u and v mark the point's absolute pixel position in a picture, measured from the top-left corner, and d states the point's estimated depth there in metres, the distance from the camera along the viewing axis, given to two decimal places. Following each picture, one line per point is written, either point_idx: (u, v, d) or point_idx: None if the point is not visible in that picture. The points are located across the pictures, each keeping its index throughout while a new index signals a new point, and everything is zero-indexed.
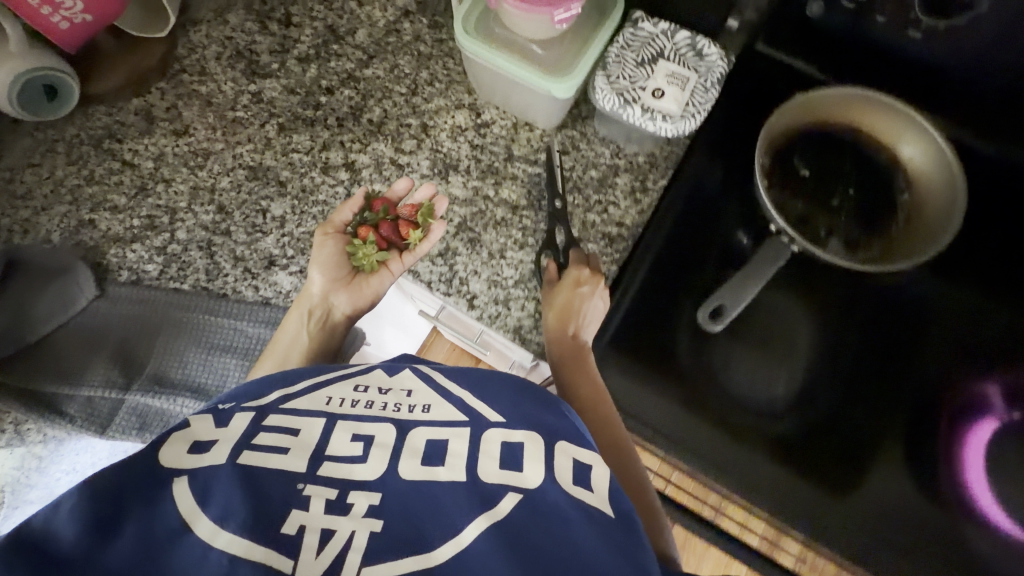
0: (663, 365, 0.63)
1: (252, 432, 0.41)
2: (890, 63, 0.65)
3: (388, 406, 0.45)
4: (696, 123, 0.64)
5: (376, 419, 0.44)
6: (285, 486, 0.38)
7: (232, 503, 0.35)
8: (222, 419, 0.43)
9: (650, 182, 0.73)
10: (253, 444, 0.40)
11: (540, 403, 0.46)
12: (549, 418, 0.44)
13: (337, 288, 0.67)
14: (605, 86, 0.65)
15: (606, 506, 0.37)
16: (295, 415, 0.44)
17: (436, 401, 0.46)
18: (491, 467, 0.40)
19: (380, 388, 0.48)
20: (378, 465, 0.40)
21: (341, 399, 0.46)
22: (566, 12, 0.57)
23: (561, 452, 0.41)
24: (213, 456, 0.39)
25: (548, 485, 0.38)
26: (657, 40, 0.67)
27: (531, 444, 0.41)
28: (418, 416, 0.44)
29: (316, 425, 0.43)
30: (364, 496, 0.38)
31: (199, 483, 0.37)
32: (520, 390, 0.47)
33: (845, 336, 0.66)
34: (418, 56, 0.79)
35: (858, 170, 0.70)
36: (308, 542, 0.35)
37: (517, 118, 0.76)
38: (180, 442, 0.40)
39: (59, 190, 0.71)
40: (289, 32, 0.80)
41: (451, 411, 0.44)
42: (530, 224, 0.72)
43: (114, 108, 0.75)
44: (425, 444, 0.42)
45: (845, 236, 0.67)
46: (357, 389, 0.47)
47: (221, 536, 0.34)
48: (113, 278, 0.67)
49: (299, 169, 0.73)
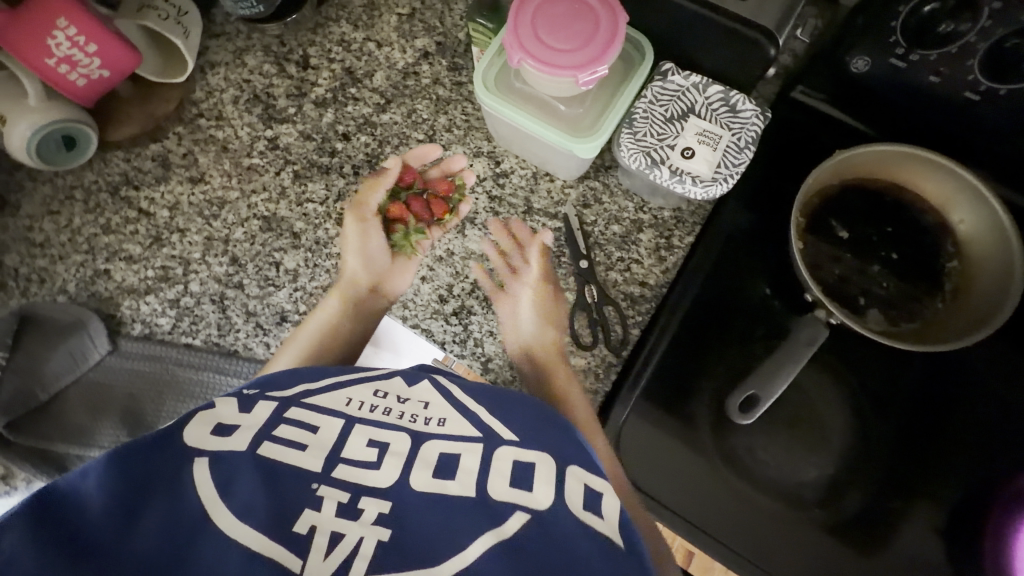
0: (683, 439, 0.61)
1: (272, 424, 0.42)
2: (946, 125, 0.59)
3: (405, 415, 0.45)
4: (729, 186, 0.60)
5: (393, 427, 0.44)
6: (300, 487, 0.39)
7: (251, 499, 0.37)
8: (247, 405, 0.45)
9: (675, 240, 0.70)
10: (274, 436, 0.41)
11: (554, 427, 0.46)
12: (563, 441, 0.44)
13: (369, 268, 0.69)
14: (630, 144, 0.61)
15: (619, 540, 0.36)
16: (316, 411, 0.44)
17: (453, 416, 0.45)
18: (501, 485, 0.39)
19: (399, 397, 0.47)
20: (391, 471, 0.40)
21: (360, 402, 0.46)
22: (591, 75, 0.54)
23: (573, 477, 0.40)
24: (235, 442, 0.40)
25: (558, 508, 0.37)
26: (687, 95, 0.62)
27: (543, 465, 0.41)
28: (432, 429, 0.44)
29: (335, 426, 0.43)
30: (375, 503, 0.38)
31: (221, 468, 0.38)
32: (542, 415, 0.47)
33: (881, 417, 0.62)
34: (437, 100, 0.76)
35: (899, 232, 0.65)
36: (318, 543, 0.36)
37: (537, 168, 0.73)
38: (204, 424, 0.42)
39: (76, 238, 0.72)
40: (306, 74, 0.78)
41: (466, 427, 0.44)
42: (548, 282, 0.69)
43: (131, 154, 0.74)
44: (438, 456, 0.41)
45: (886, 307, 0.63)
46: (377, 395, 0.47)
47: (238, 528, 0.36)
48: (126, 332, 0.69)
49: (313, 220, 0.72)
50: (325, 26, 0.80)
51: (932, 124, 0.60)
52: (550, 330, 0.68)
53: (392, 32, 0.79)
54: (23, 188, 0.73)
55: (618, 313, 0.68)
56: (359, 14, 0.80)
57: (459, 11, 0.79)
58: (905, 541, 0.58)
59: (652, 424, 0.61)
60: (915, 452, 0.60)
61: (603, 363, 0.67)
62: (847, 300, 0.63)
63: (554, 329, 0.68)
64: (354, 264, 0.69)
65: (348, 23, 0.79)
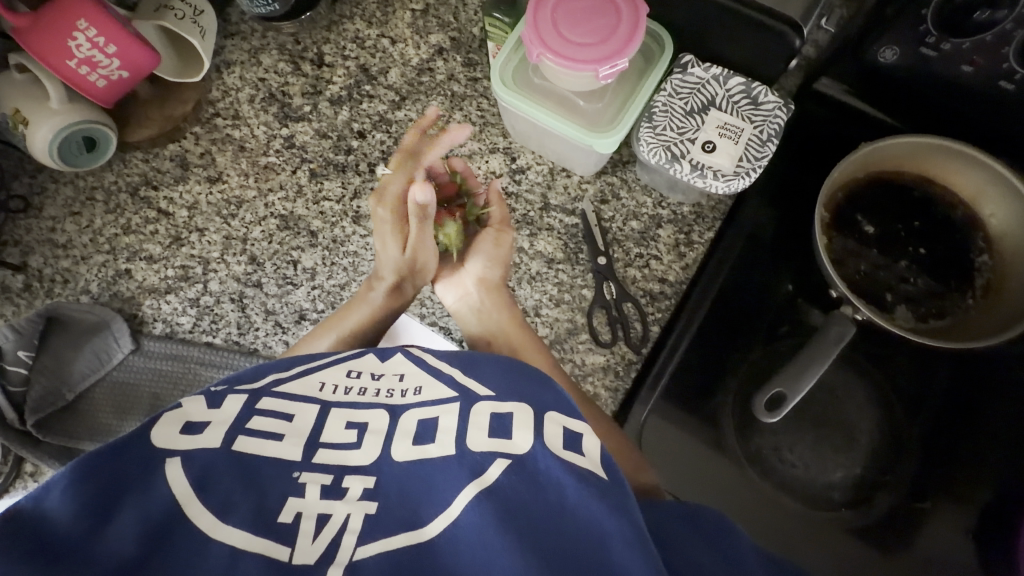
0: (704, 436, 0.60)
1: (245, 417, 0.40)
2: (975, 116, 0.57)
3: (381, 392, 0.44)
4: (751, 180, 0.59)
5: (370, 406, 0.43)
6: (280, 477, 0.38)
7: (231, 493, 0.36)
8: (216, 400, 0.42)
9: (694, 236, 0.69)
10: (248, 429, 0.40)
11: (532, 381, 0.45)
12: (543, 394, 0.43)
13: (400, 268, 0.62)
14: (650, 138, 0.60)
15: (601, 471, 0.39)
16: (289, 398, 0.42)
17: (428, 382, 0.44)
18: (479, 437, 0.39)
19: (372, 374, 0.46)
20: (372, 450, 0.40)
21: (334, 384, 0.44)
22: (611, 68, 0.53)
23: (551, 421, 0.41)
24: (207, 439, 0.39)
25: (539, 451, 0.38)
26: (707, 87, 0.61)
27: (520, 413, 0.41)
28: (409, 399, 0.43)
29: (311, 411, 0.42)
30: (359, 480, 0.38)
31: (195, 467, 0.37)
32: (513, 366, 0.46)
33: (907, 414, 0.61)
34: (452, 97, 0.76)
35: (927, 226, 0.63)
36: (305, 528, 0.35)
37: (554, 164, 0.72)
38: (172, 424, 0.39)
39: (98, 239, 0.73)
40: (321, 72, 0.78)
41: (441, 391, 0.43)
42: (566, 279, 0.69)
43: (150, 154, 0.75)
44: (416, 425, 0.41)
45: (914, 303, 0.62)
46: (351, 375, 0.45)
47: (221, 527, 0.34)
48: (148, 331, 0.70)
49: (330, 219, 0.72)
50: (339, 23, 0.79)
51: (962, 115, 0.58)
52: (568, 328, 0.67)
53: (407, 28, 0.78)
54: (45, 189, 0.74)
55: (637, 310, 0.67)
56: (372, 10, 0.79)
57: (473, 6, 0.78)
58: (931, 539, 0.57)
59: (672, 421, 0.61)
60: (949, 454, 0.60)
61: (623, 360, 0.66)
62: (874, 296, 0.62)
63: (573, 326, 0.68)
64: (387, 268, 0.62)
65: (362, 20, 0.79)
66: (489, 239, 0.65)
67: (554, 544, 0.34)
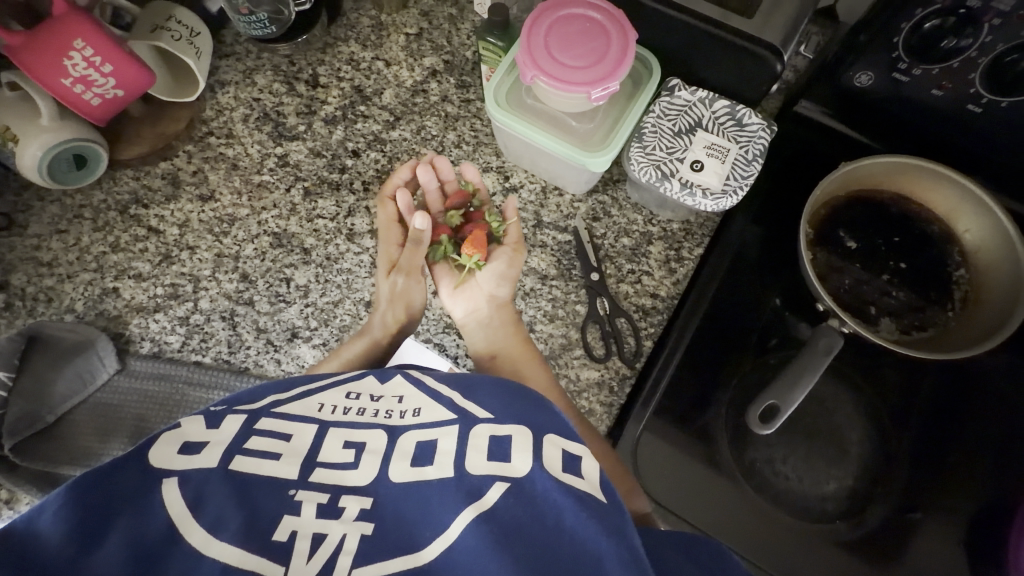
0: (698, 449, 0.61)
1: (243, 437, 0.39)
2: (947, 138, 0.60)
3: (380, 413, 0.43)
4: (739, 198, 0.61)
5: (369, 426, 0.42)
6: (275, 495, 0.37)
7: (225, 512, 0.35)
8: (214, 420, 0.41)
9: (684, 252, 0.70)
10: (245, 449, 0.39)
11: (532, 403, 0.44)
12: (543, 416, 0.43)
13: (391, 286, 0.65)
14: (641, 157, 0.62)
15: (601, 495, 0.38)
16: (287, 419, 0.41)
17: (427, 404, 0.44)
18: (479, 460, 0.39)
19: (371, 395, 0.45)
20: (369, 470, 0.39)
21: (332, 405, 0.43)
22: (603, 91, 0.55)
23: (551, 444, 0.41)
24: (203, 459, 0.38)
25: (537, 474, 0.38)
26: (694, 109, 0.63)
27: (519, 436, 0.41)
28: (409, 421, 0.42)
29: (308, 431, 0.41)
30: (356, 501, 0.37)
31: (191, 487, 0.36)
32: (512, 387, 0.46)
33: (895, 426, 0.63)
34: (445, 117, 0.77)
35: (907, 242, 0.66)
36: (299, 548, 0.34)
37: (546, 183, 0.74)
38: (169, 443, 0.38)
39: (84, 257, 0.71)
40: (315, 93, 0.79)
41: (441, 412, 0.43)
42: (560, 294, 0.70)
43: (141, 172, 0.74)
44: (415, 447, 0.40)
45: (897, 317, 0.64)
46: (350, 396, 0.45)
47: (215, 545, 0.34)
48: (135, 350, 0.69)
49: (324, 236, 0.72)
50: (334, 45, 0.81)
51: (934, 137, 0.61)
52: (563, 344, 0.68)
53: (401, 51, 0.80)
54: (31, 207, 0.73)
55: (630, 325, 0.68)
56: (367, 33, 0.81)
57: (466, 30, 0.81)
58: (923, 550, 0.58)
59: (667, 436, 0.61)
60: (938, 465, 0.61)
61: (617, 375, 0.66)
62: (859, 310, 0.64)
63: (566, 341, 0.68)
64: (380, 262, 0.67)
65: (357, 43, 0.81)
66: (503, 258, 0.65)
67: (553, 566, 0.34)
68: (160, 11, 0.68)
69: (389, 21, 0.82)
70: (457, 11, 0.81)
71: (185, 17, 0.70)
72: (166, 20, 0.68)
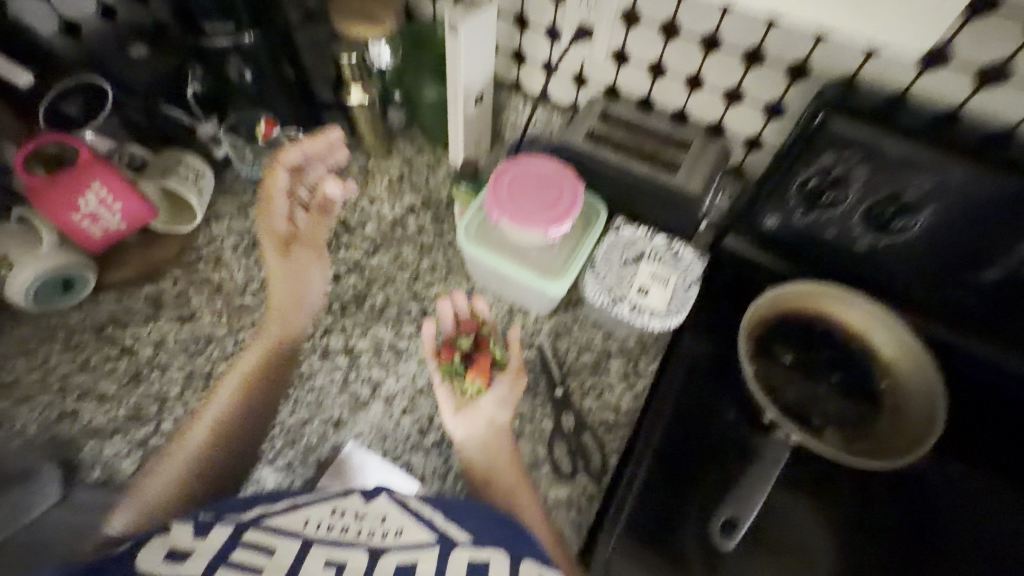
0: (669, 570, 0.60)
1: (228, 549, 0.39)
2: (849, 268, 0.71)
3: (363, 532, 0.44)
4: (681, 318, 0.69)
5: (350, 544, 0.42)
6: None
7: None
8: (200, 531, 0.42)
9: (641, 367, 0.76)
10: (227, 560, 0.38)
11: (511, 532, 0.46)
12: (522, 545, 0.44)
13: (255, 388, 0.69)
14: (596, 284, 0.71)
15: None
16: (272, 532, 0.42)
17: (410, 526, 0.45)
18: None
19: (357, 514, 0.46)
20: None
21: (318, 521, 0.45)
22: (558, 229, 0.65)
23: (530, 568, 0.41)
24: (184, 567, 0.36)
25: None
26: (638, 242, 0.73)
27: (497, 560, 0.41)
28: (390, 540, 0.43)
29: (291, 545, 0.41)
30: None
31: None
32: (490, 515, 0.48)
33: (857, 539, 0.64)
34: (421, 246, 0.86)
35: (840, 358, 0.73)
36: None
37: (512, 304, 0.81)
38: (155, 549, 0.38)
39: (48, 378, 0.71)
40: (303, 225, 0.87)
41: (423, 534, 0.44)
42: (528, 410, 0.72)
43: (124, 295, 0.77)
44: (395, 567, 0.40)
45: (836, 426, 0.69)
46: (335, 514, 0.46)
47: None
48: (83, 477, 0.66)
49: (299, 355, 0.75)
50: None
51: (838, 267, 0.72)
52: (531, 459, 0.69)
53: (384, 190, 0.92)
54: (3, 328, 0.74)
55: (595, 440, 0.70)
56: (355, 175, 0.93)
57: (442, 174, 0.94)
58: None
59: (636, 556, 0.61)
60: None
61: (584, 492, 0.67)
62: (803, 419, 0.69)
63: (534, 457, 0.70)
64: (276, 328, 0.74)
65: (345, 182, 0.92)
66: (506, 384, 0.68)
67: None
68: (172, 157, 0.78)
69: (375, 165, 0.94)
70: (434, 159, 0.95)
71: (194, 162, 0.80)
72: (177, 165, 0.78)
